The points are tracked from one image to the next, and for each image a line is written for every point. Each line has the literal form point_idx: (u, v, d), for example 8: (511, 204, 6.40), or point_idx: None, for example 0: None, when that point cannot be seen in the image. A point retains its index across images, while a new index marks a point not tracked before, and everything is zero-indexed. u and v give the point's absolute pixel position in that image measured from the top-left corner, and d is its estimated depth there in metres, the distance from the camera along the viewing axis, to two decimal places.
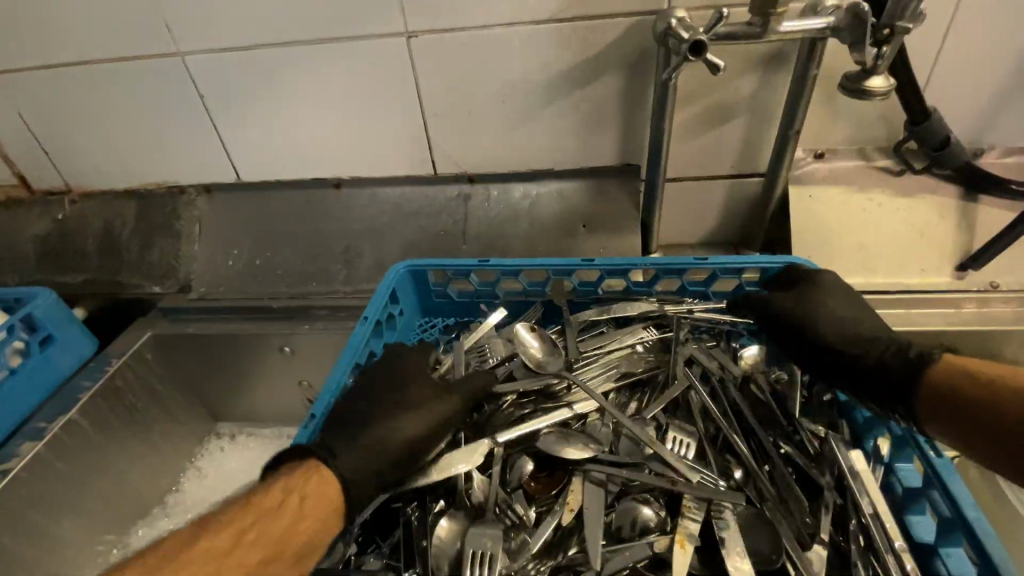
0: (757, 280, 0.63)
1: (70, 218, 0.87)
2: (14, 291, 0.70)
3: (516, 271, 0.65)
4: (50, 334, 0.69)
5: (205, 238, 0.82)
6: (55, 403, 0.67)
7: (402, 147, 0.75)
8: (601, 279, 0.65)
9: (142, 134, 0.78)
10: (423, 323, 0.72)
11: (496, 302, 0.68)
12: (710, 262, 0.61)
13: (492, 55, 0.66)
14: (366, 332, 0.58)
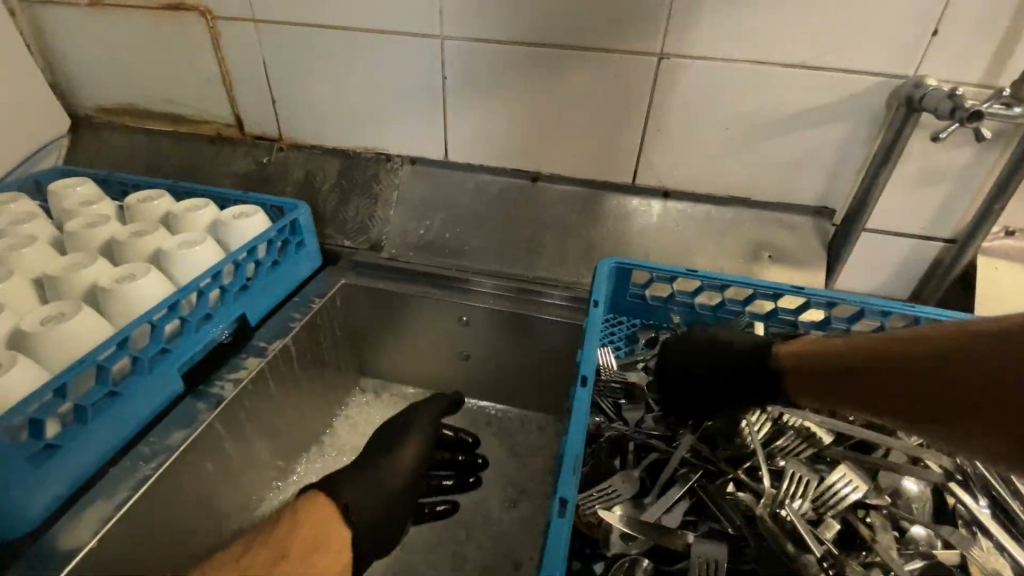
0: None
1: (272, 163, 0.93)
2: (274, 201, 0.78)
3: (722, 286, 0.69)
4: (301, 241, 0.77)
5: (401, 204, 0.88)
6: (274, 325, 0.72)
7: (612, 153, 0.81)
8: (801, 308, 0.68)
9: (372, 100, 0.85)
10: (611, 318, 0.76)
11: (690, 313, 0.72)
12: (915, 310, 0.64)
13: (733, 87, 0.71)
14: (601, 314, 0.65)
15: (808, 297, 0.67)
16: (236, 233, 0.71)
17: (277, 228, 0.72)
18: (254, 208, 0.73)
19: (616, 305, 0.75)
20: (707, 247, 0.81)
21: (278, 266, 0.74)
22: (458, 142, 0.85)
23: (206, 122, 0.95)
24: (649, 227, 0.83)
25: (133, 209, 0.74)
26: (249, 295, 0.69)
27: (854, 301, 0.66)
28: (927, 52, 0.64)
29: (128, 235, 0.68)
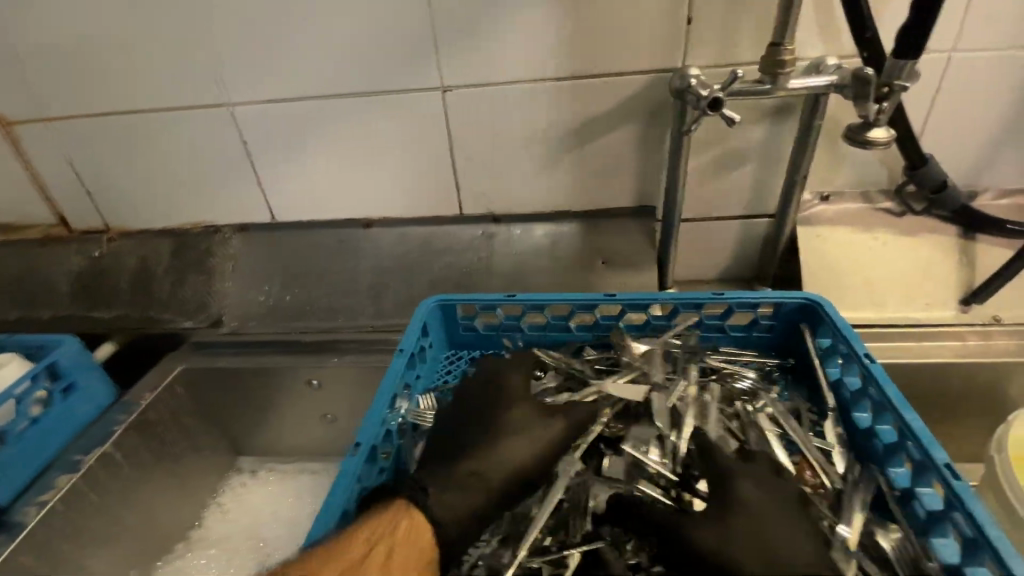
0: (772, 316, 0.63)
1: (104, 255, 0.90)
2: (39, 339, 0.72)
3: (542, 305, 0.67)
4: (71, 383, 0.70)
5: (237, 275, 0.85)
6: (87, 439, 0.69)
7: (432, 189, 0.80)
8: (622, 313, 0.66)
9: (185, 177, 0.82)
10: (450, 356, 0.72)
11: (518, 335, 0.69)
12: (727, 297, 0.62)
13: (521, 108, 0.71)
14: (402, 362, 0.60)
15: (623, 303, 0.64)
16: None
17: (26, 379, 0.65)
18: (5, 357, 0.68)
19: (450, 340, 0.71)
20: (544, 264, 0.79)
21: (39, 420, 0.66)
22: (281, 202, 0.83)
23: (34, 226, 0.91)
24: (485, 253, 0.81)
25: None
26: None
27: (667, 298, 0.63)
28: (686, 43, 0.65)
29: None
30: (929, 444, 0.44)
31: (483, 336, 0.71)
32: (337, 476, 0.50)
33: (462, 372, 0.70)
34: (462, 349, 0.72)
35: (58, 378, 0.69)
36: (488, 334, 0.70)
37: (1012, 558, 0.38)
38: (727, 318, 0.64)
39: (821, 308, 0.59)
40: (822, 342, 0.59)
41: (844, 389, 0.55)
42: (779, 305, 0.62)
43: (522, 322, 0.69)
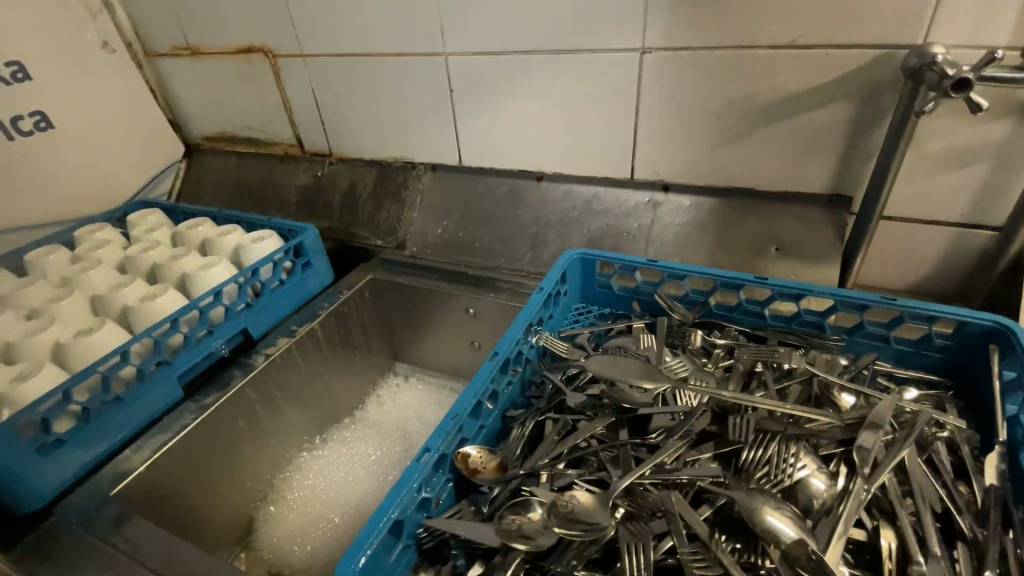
0: (948, 334, 0.60)
1: (325, 175, 1.08)
2: (290, 224, 0.91)
3: (683, 275, 0.70)
4: (308, 262, 0.88)
5: (423, 208, 0.97)
6: (303, 315, 0.85)
7: (608, 152, 0.82)
8: (770, 299, 0.67)
9: (397, 117, 0.95)
10: (581, 307, 0.79)
11: (652, 299, 0.73)
12: (896, 304, 0.60)
13: (720, 75, 0.69)
14: (541, 298, 0.68)
15: (773, 288, 0.66)
16: (252, 251, 0.85)
17: (283, 251, 0.84)
18: (269, 232, 0.87)
19: (586, 294, 0.79)
20: (708, 241, 0.78)
21: (284, 284, 0.85)
22: (469, 146, 0.92)
23: (277, 143, 1.12)
24: (648, 220, 0.82)
25: (181, 235, 0.92)
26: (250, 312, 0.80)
27: (824, 292, 0.63)
28: (933, 18, 0.58)
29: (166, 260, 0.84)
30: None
31: (617, 295, 0.76)
32: (476, 372, 0.59)
33: (589, 323, 0.77)
34: (594, 304, 0.79)
35: (300, 256, 0.88)
36: (622, 294, 0.76)
37: None
38: (893, 328, 0.62)
39: (1012, 335, 0.55)
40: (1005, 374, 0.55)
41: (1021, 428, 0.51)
42: (960, 324, 0.59)
43: (659, 289, 0.73)
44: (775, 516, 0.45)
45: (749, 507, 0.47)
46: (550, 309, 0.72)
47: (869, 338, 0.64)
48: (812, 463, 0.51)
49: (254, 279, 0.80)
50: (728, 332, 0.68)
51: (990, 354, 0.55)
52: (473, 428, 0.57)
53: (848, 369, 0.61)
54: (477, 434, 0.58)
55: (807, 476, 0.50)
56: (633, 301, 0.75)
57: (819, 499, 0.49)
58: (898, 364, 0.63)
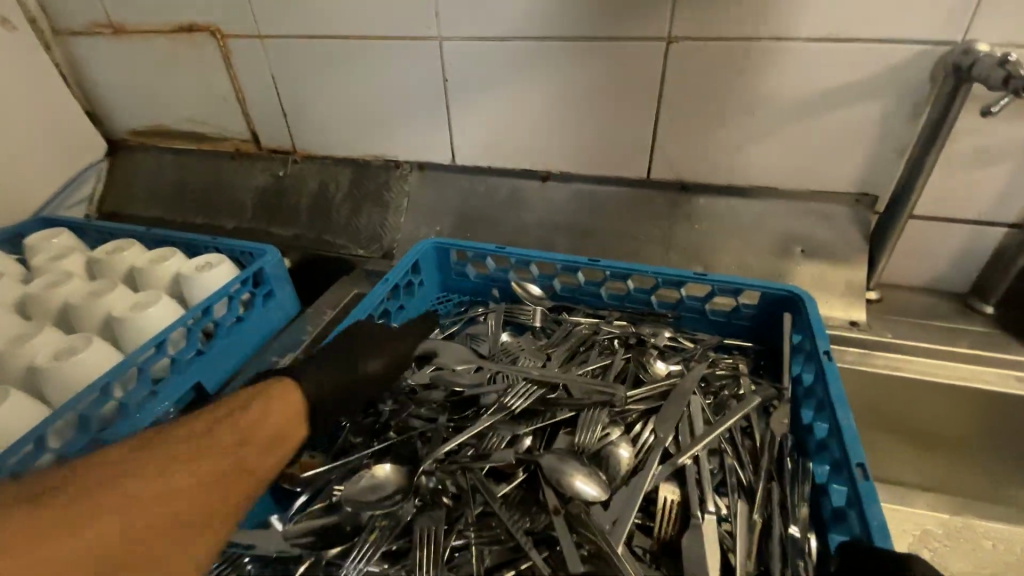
0: (757, 303, 0.65)
1: (287, 175, 0.94)
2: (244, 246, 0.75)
3: (528, 261, 0.72)
4: (270, 291, 0.73)
5: (411, 212, 0.87)
6: (277, 347, 0.72)
7: (622, 149, 0.76)
8: (604, 280, 0.70)
9: (377, 110, 0.84)
10: (441, 296, 0.79)
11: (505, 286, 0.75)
12: (707, 279, 0.65)
13: (752, 68, 0.65)
14: (382, 291, 0.67)
15: (605, 269, 0.69)
16: (199, 285, 0.70)
17: (239, 281, 0.69)
18: (219, 258, 0.72)
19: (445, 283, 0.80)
20: (731, 243, 0.74)
21: (244, 321, 0.70)
22: (464, 143, 0.83)
23: (226, 139, 0.97)
24: (667, 222, 0.77)
25: (98, 263, 0.75)
26: (202, 360, 0.65)
27: (649, 271, 0.66)
28: (979, 12, 0.56)
29: (83, 297, 0.68)
30: (851, 437, 0.45)
31: (473, 282, 0.78)
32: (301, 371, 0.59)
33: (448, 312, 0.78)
34: (453, 293, 0.79)
35: (260, 284, 0.72)
36: (478, 282, 0.77)
37: (881, 532, 0.40)
38: (709, 301, 0.66)
39: (803, 303, 0.61)
40: (797, 337, 0.61)
41: (801, 386, 0.56)
42: (764, 292, 0.64)
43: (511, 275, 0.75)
44: (586, 481, 0.49)
45: (558, 472, 0.50)
46: (398, 299, 0.71)
47: (689, 313, 0.68)
48: (621, 438, 0.54)
49: (205, 320, 0.65)
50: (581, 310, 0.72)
51: (784, 321, 0.61)
52: None
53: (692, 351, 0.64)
54: None
55: (614, 445, 0.52)
56: (492, 288, 0.77)
57: (624, 465, 0.51)
58: (721, 334, 0.67)
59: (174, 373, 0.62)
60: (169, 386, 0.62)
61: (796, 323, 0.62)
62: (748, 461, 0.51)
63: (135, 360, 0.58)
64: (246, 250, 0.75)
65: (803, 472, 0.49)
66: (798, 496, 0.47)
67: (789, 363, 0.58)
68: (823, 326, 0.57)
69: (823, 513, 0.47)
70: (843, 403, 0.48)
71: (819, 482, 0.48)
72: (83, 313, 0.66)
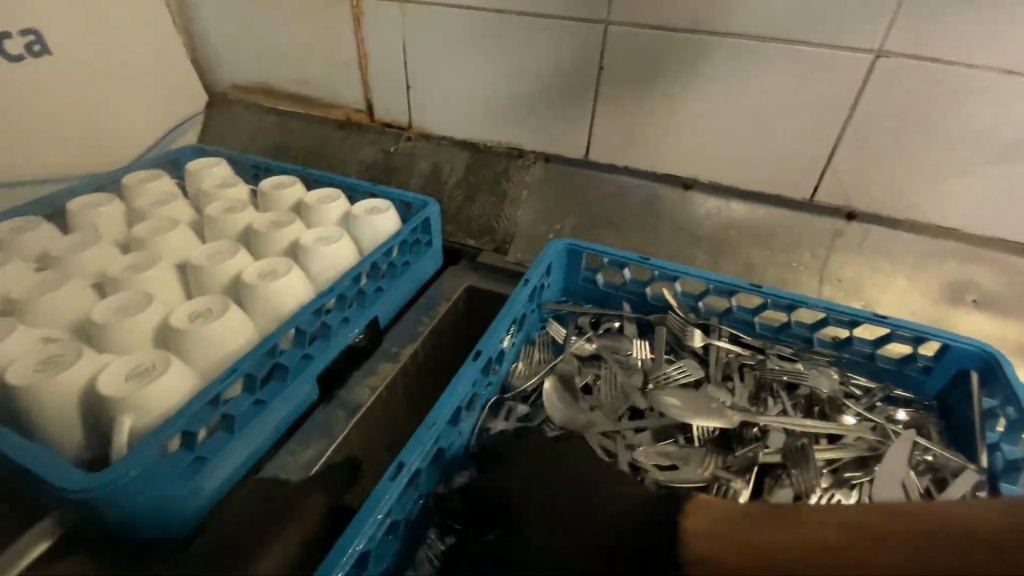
0: (935, 355, 0.58)
1: (399, 152, 0.89)
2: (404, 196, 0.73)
3: (675, 276, 0.65)
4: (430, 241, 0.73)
5: (532, 205, 0.82)
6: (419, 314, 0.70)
7: (787, 167, 0.70)
8: (760, 308, 0.63)
9: (515, 93, 0.79)
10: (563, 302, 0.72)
11: (638, 300, 0.68)
12: (886, 322, 0.58)
13: (966, 95, 0.59)
14: (525, 293, 0.62)
15: (766, 297, 0.62)
16: (368, 228, 0.67)
17: (410, 227, 0.68)
18: (387, 202, 0.69)
19: (567, 290, 0.72)
20: (898, 283, 0.67)
21: (409, 267, 0.69)
22: (604, 139, 0.77)
23: (338, 106, 0.92)
24: (824, 253, 0.70)
25: (269, 197, 0.71)
26: (381, 297, 0.64)
27: (818, 305, 0.60)
28: None
29: (265, 225, 0.65)
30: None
31: (601, 292, 0.70)
32: (456, 375, 0.51)
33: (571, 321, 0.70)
34: (578, 300, 0.72)
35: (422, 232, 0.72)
36: (607, 293, 0.70)
37: None
38: (878, 346, 0.60)
39: (1001, 363, 0.53)
40: (986, 402, 0.54)
41: (999, 457, 0.50)
42: (948, 346, 0.57)
43: (648, 289, 0.67)
44: None
45: None
46: (532, 304, 0.65)
47: (854, 354, 0.61)
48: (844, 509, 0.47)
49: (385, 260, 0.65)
50: (723, 335, 0.64)
51: (973, 381, 0.54)
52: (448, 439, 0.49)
53: (863, 401, 0.58)
54: (449, 447, 0.49)
55: None
56: (623, 301, 0.69)
57: None
58: (885, 384, 0.61)
59: (361, 305, 0.62)
60: (358, 316, 0.61)
61: (988, 385, 0.55)
62: None
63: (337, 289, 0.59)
64: (410, 200, 0.73)
65: None
66: None
67: (982, 428, 0.52)
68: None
69: None
70: None
71: None
72: (267, 240, 0.64)
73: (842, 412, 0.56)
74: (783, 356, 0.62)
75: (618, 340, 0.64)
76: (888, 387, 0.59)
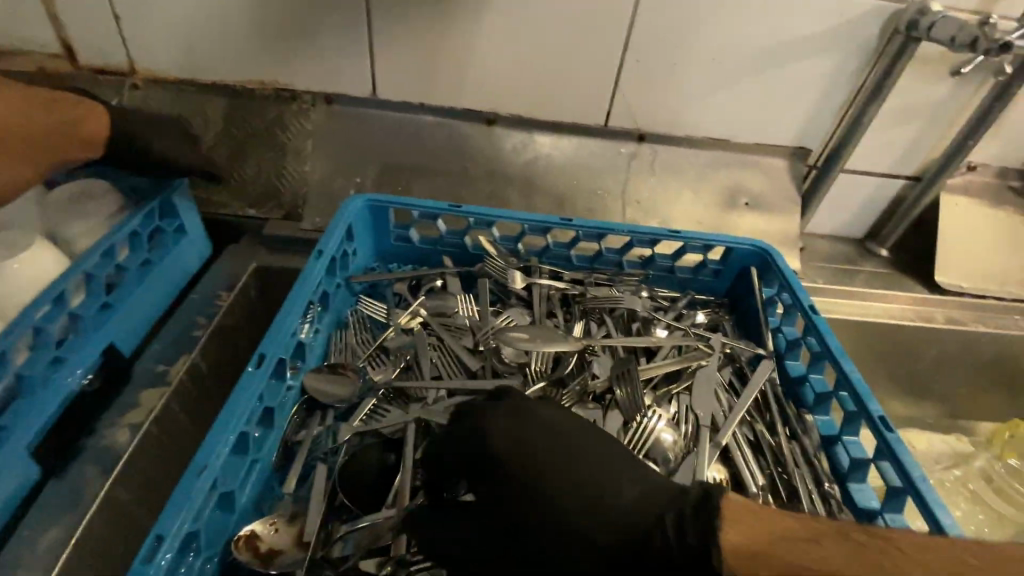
0: (723, 258, 0.63)
1: (125, 106, 0.68)
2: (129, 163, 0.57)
3: (489, 221, 0.60)
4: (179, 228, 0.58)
5: (319, 158, 0.69)
6: (181, 322, 0.56)
7: (582, 91, 0.68)
8: (575, 240, 0.62)
9: (268, 19, 0.63)
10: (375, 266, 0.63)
11: (455, 251, 0.63)
12: (682, 236, 0.61)
13: (724, 8, 0.61)
14: (321, 270, 0.51)
15: (577, 229, 0.61)
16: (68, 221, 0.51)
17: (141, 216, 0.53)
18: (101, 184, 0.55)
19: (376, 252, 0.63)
20: (687, 195, 0.72)
21: (153, 267, 0.54)
22: (390, 73, 0.67)
23: (10, 47, 0.66)
24: (625, 175, 0.72)
25: None
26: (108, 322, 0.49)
27: (624, 229, 0.60)
28: None
29: None
30: (866, 395, 0.46)
31: (414, 249, 0.63)
32: (237, 394, 0.40)
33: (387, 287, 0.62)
34: (392, 262, 0.64)
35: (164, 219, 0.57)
36: (421, 248, 0.63)
37: (920, 480, 0.41)
38: (678, 258, 0.63)
39: (772, 257, 0.60)
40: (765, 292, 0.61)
41: (782, 338, 0.58)
42: (732, 249, 0.62)
43: (467, 239, 0.62)
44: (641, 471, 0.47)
45: None
46: (333, 278, 0.55)
47: (661, 269, 0.64)
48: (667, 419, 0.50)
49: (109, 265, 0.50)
50: (544, 273, 0.62)
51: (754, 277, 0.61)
52: (237, 474, 0.40)
53: (671, 312, 0.62)
54: (242, 483, 0.40)
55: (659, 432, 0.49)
56: (440, 255, 0.63)
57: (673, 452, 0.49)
58: (687, 292, 0.65)
59: (80, 333, 0.47)
60: (75, 349, 0.46)
61: (765, 277, 0.62)
62: (763, 428, 0.51)
63: (32, 315, 0.44)
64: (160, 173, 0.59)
65: (803, 420, 0.51)
66: (808, 443, 0.49)
67: (766, 315, 0.59)
68: (797, 278, 0.58)
69: (838, 465, 0.48)
70: (844, 356, 0.50)
71: (827, 434, 0.50)
72: None
73: (654, 327, 0.59)
74: (601, 283, 0.63)
75: (444, 300, 0.59)
76: (689, 295, 0.64)
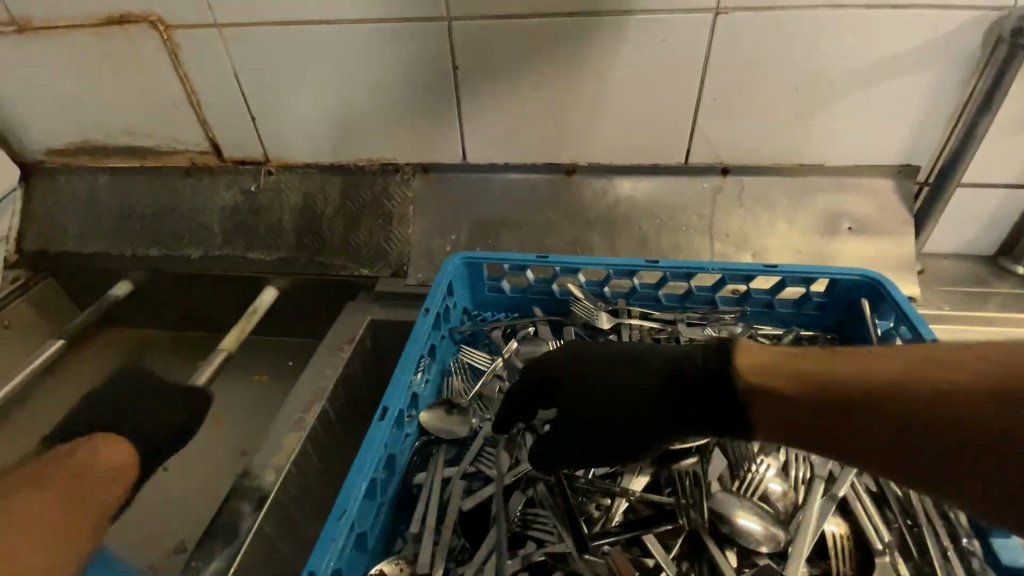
0: (827, 291, 0.60)
1: (263, 189, 0.80)
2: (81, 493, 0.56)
3: (577, 268, 0.63)
4: None
5: (419, 219, 0.77)
6: None
7: (659, 134, 0.70)
8: (663, 281, 0.63)
9: (373, 106, 0.73)
10: (473, 314, 0.69)
11: (546, 298, 0.66)
12: (778, 271, 0.59)
13: (803, 38, 0.61)
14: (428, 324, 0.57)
15: (665, 271, 0.62)
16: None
17: None
18: None
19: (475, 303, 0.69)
20: (778, 225, 0.70)
21: None
22: (478, 138, 0.74)
23: (177, 152, 0.81)
24: (710, 211, 0.71)
25: None
26: None
27: (715, 268, 0.60)
28: None
29: None
30: None
31: (508, 298, 0.68)
32: (365, 442, 0.46)
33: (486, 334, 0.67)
34: (488, 311, 0.69)
35: None
36: (515, 297, 0.67)
37: None
38: (776, 293, 0.62)
39: (883, 287, 0.57)
40: (880, 325, 0.57)
41: None
42: (836, 280, 0.59)
43: (554, 286, 0.65)
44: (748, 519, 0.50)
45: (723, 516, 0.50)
46: (439, 330, 0.61)
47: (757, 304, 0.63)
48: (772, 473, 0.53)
49: None
50: (634, 315, 0.63)
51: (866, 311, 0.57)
52: (367, 514, 0.45)
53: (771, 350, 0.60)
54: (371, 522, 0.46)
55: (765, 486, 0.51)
56: (532, 302, 0.67)
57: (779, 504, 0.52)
58: (788, 326, 0.63)
59: None
60: None
61: (880, 309, 0.58)
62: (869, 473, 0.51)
63: None
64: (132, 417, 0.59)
65: None
66: None
67: None
68: (915, 309, 0.54)
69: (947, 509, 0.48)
70: None
71: None
72: None
73: None
74: (694, 322, 0.62)
75: (537, 346, 0.63)
76: (792, 330, 0.61)
